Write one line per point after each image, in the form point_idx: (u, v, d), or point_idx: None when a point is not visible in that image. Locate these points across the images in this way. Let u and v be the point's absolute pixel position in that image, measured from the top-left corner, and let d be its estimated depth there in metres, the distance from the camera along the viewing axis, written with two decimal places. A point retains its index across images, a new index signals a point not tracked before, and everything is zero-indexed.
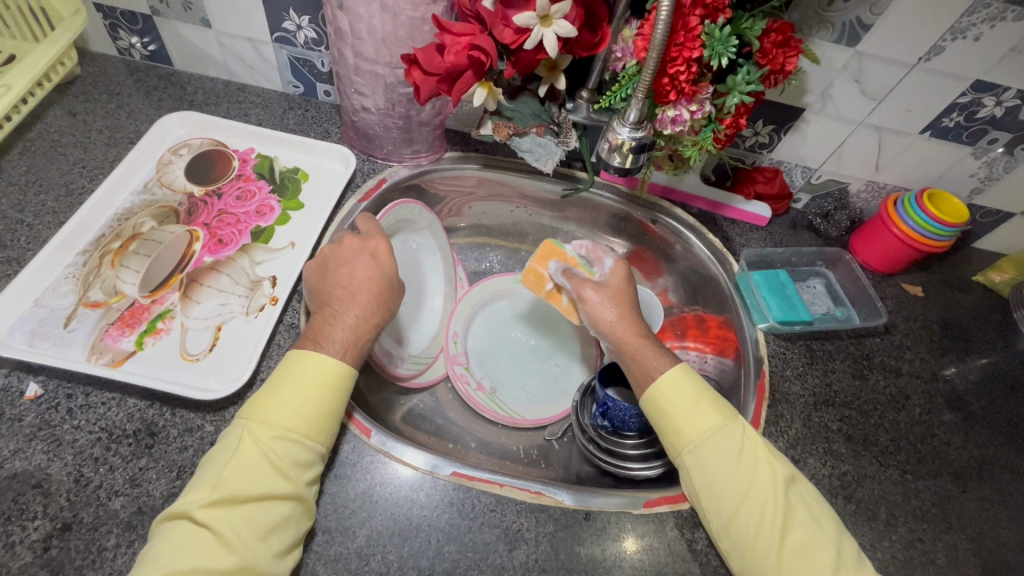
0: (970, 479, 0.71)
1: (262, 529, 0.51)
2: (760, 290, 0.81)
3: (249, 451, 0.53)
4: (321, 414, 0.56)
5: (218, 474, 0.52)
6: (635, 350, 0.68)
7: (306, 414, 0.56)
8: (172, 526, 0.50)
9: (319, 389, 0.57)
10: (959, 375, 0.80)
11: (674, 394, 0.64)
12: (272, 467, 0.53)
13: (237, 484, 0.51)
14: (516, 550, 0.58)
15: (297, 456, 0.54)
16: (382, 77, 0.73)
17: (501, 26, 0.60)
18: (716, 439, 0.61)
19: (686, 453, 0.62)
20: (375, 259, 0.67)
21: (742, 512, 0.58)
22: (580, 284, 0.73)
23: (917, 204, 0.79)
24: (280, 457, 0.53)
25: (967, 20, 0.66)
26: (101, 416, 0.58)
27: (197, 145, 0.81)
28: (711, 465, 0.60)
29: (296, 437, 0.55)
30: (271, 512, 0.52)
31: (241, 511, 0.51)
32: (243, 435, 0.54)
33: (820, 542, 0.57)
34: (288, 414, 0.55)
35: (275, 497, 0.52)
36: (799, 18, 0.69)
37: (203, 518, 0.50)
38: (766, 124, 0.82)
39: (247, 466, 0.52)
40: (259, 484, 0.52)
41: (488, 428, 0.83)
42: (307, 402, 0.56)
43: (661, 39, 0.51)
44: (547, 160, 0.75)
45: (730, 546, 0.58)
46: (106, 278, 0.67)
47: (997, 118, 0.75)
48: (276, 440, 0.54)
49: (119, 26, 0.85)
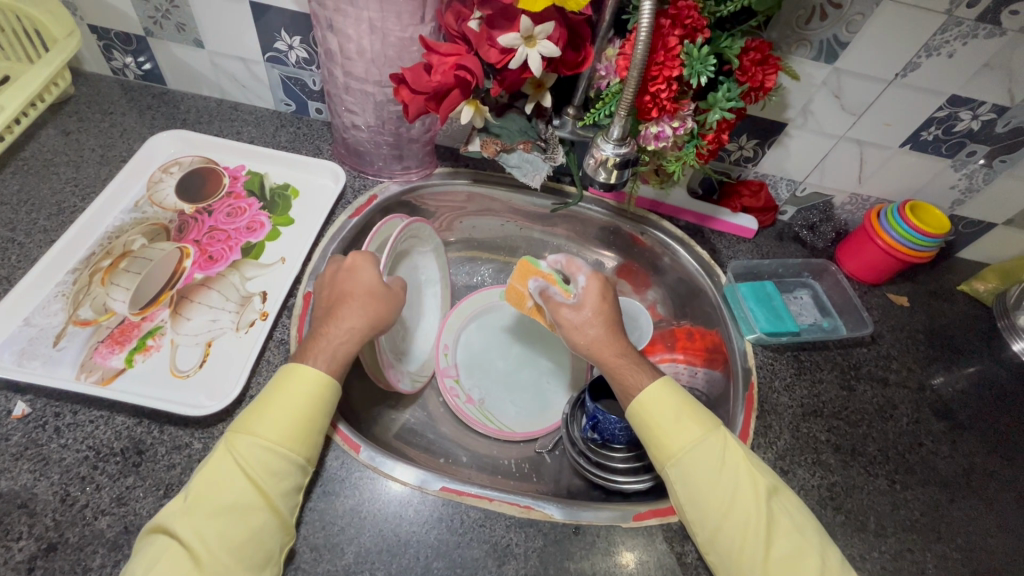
0: (958, 488, 0.71)
1: (232, 541, 0.50)
2: (748, 301, 0.82)
3: (227, 462, 0.54)
4: (298, 424, 0.56)
5: (194, 483, 0.53)
6: (613, 371, 0.69)
7: (282, 423, 0.56)
8: (153, 534, 0.51)
9: (297, 398, 0.57)
10: (946, 384, 0.80)
11: (657, 408, 0.64)
12: (247, 479, 0.53)
13: (213, 494, 0.52)
14: (505, 565, 0.58)
15: (271, 466, 0.54)
16: (372, 95, 0.74)
17: (486, 46, 0.61)
18: (699, 451, 0.62)
19: (670, 466, 0.62)
20: (352, 271, 0.67)
21: (726, 524, 0.58)
22: (554, 306, 0.73)
23: (900, 216, 0.80)
24: (253, 466, 0.53)
25: (941, 37, 0.68)
26: (89, 435, 0.58)
27: (188, 162, 0.82)
28: (693, 477, 0.61)
29: (272, 446, 0.54)
30: (241, 523, 0.51)
31: (212, 522, 0.51)
32: (222, 445, 0.55)
33: (803, 552, 0.57)
34: (264, 424, 0.56)
35: (246, 507, 0.52)
36: (779, 36, 0.71)
37: (177, 525, 0.50)
38: (750, 138, 0.83)
39: (222, 475, 0.53)
40: (231, 493, 0.52)
41: (479, 441, 0.84)
42: (285, 412, 0.56)
43: (642, 58, 0.52)
44: (535, 175, 0.76)
45: (717, 558, 0.59)
46: (96, 296, 0.67)
47: (974, 131, 0.77)
48: (249, 448, 0.54)
49: (113, 47, 0.86)
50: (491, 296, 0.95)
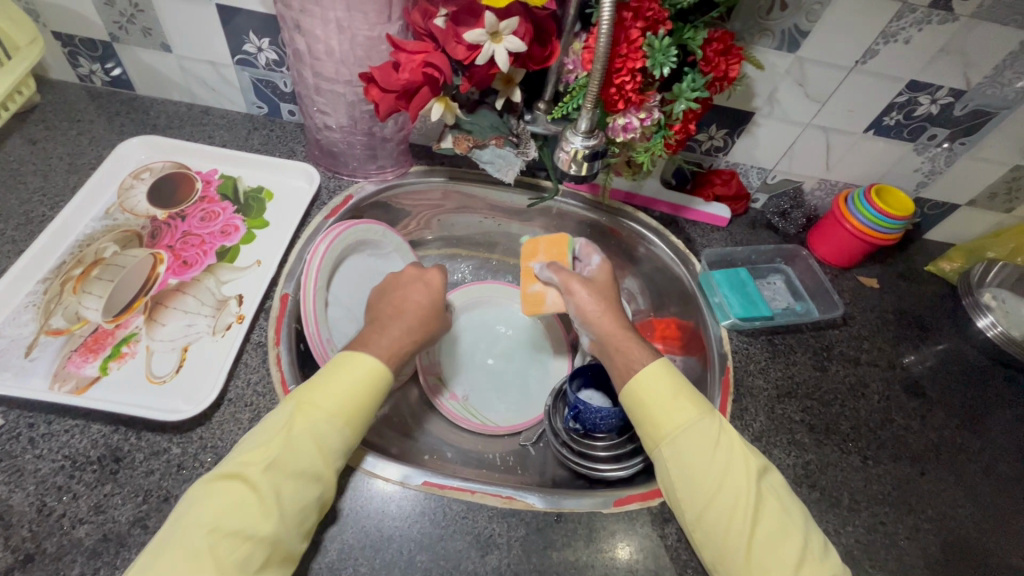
0: (928, 461, 0.73)
1: (296, 504, 0.52)
2: (721, 288, 0.84)
3: (299, 428, 0.55)
4: (359, 407, 0.58)
5: (264, 446, 0.53)
6: (621, 342, 0.71)
7: (348, 403, 0.58)
8: (214, 485, 0.51)
9: (362, 383, 0.59)
10: (917, 361, 0.83)
11: (654, 388, 0.66)
12: (317, 449, 0.54)
13: (286, 457, 0.53)
14: (488, 555, 0.59)
15: (335, 442, 0.56)
16: (343, 95, 0.75)
17: (453, 43, 0.61)
18: (694, 432, 0.63)
19: (663, 445, 0.63)
20: (426, 288, 0.74)
21: (715, 502, 0.59)
22: (565, 277, 0.77)
23: (866, 200, 0.83)
24: (320, 440, 0.55)
25: (896, 24, 0.70)
26: (64, 444, 0.57)
27: (159, 168, 0.81)
28: (685, 456, 0.62)
29: (337, 424, 0.56)
30: (304, 491, 0.52)
31: (281, 482, 0.52)
32: (292, 415, 0.56)
33: (787, 531, 0.58)
34: (332, 398, 0.57)
35: (309, 478, 0.53)
36: (741, 27, 0.72)
37: (249, 478, 0.51)
38: (719, 127, 0.85)
39: (294, 442, 0.54)
40: (301, 462, 0.53)
41: (464, 437, 0.84)
42: (350, 393, 0.58)
43: (604, 51, 0.53)
44: (507, 170, 0.78)
45: (703, 536, 0.59)
46: (68, 304, 0.66)
47: (934, 115, 0.79)
48: (318, 422, 0.55)
49: (79, 53, 0.85)
50: (473, 292, 0.95)
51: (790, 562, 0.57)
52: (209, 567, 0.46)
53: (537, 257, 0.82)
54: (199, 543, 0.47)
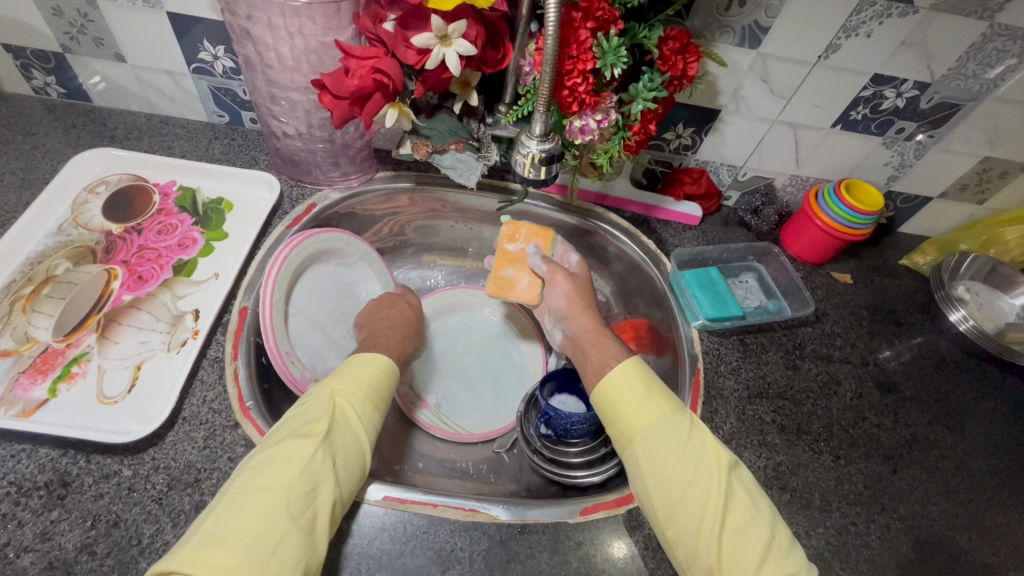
0: (901, 458, 0.73)
1: (345, 477, 0.55)
2: (691, 288, 0.83)
3: (337, 411, 0.58)
4: (384, 393, 0.63)
5: (312, 427, 0.55)
6: (594, 337, 0.73)
7: (376, 390, 0.63)
8: (264, 460, 0.53)
9: (385, 373, 0.65)
10: (890, 357, 0.82)
11: (626, 385, 0.65)
12: (355, 429, 0.58)
13: (332, 432, 0.56)
14: (450, 570, 0.58)
15: (370, 423, 0.60)
16: (299, 103, 0.73)
17: (402, 47, 0.60)
18: (666, 428, 0.62)
19: (636, 443, 0.62)
20: (410, 305, 0.83)
21: (687, 499, 0.58)
22: (552, 269, 0.78)
23: (836, 196, 0.82)
24: (359, 420, 0.59)
25: (856, 18, 0.69)
26: (10, 470, 0.56)
27: (115, 181, 0.80)
28: (659, 453, 0.61)
29: (370, 407, 0.61)
30: (349, 467, 0.56)
31: (332, 454, 0.54)
32: (331, 398, 0.59)
33: (756, 524, 0.57)
34: (362, 383, 0.62)
35: (355, 455, 0.57)
36: (701, 24, 0.71)
37: (305, 449, 0.53)
38: (686, 126, 0.84)
39: (338, 422, 0.57)
40: (347, 439, 0.57)
41: (435, 445, 0.83)
42: (377, 380, 0.63)
43: (552, 53, 0.52)
44: (469, 175, 0.77)
45: (676, 534, 0.58)
46: (17, 325, 0.64)
47: (900, 108, 0.79)
48: (355, 404, 0.60)
49: (31, 65, 0.83)
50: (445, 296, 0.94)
51: (759, 555, 0.56)
52: (280, 526, 0.48)
53: (518, 241, 0.81)
54: (263, 507, 0.49)
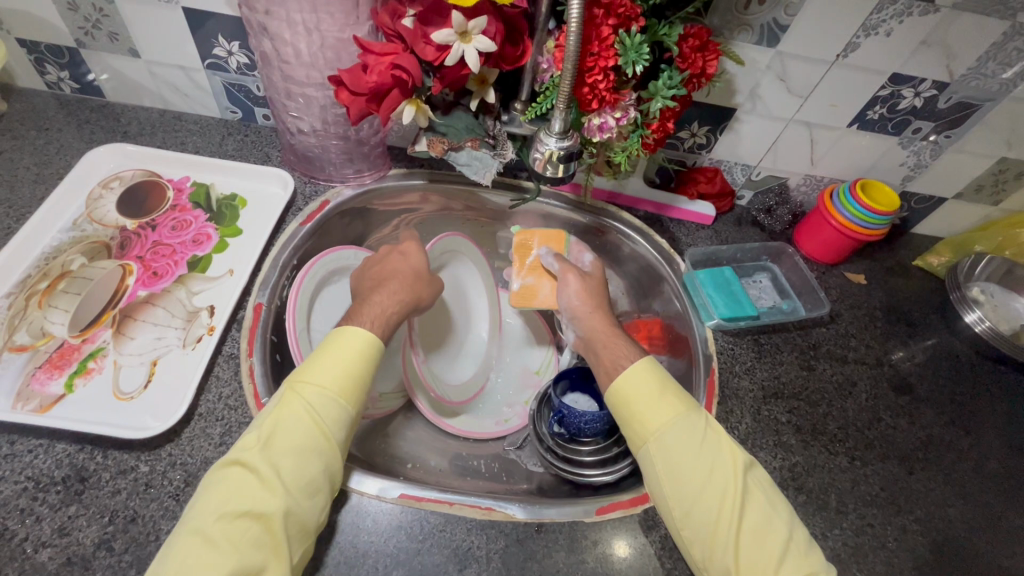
0: (916, 460, 0.72)
1: (300, 477, 0.53)
2: (705, 288, 0.83)
3: (292, 404, 0.56)
4: (352, 379, 0.59)
5: (263, 430, 0.55)
6: (608, 338, 0.71)
7: (340, 377, 0.58)
8: (220, 469, 0.53)
9: (352, 355, 0.60)
10: (904, 358, 0.82)
11: (640, 382, 0.64)
12: (312, 421, 0.55)
13: (279, 433, 0.54)
14: (467, 569, 0.57)
15: (332, 414, 0.56)
16: (314, 99, 0.73)
17: (422, 44, 0.59)
18: (659, 430, 0.61)
19: (651, 442, 0.61)
20: (404, 255, 0.76)
21: (703, 499, 0.58)
22: (565, 267, 0.78)
23: (852, 196, 0.81)
24: (318, 413, 0.56)
25: (877, 16, 0.68)
26: (27, 465, 0.55)
27: (129, 177, 0.80)
28: (674, 452, 0.60)
29: (334, 397, 0.57)
30: (308, 465, 0.53)
31: (282, 456, 0.53)
32: (289, 395, 0.57)
33: (773, 525, 0.57)
34: (319, 369, 0.58)
35: (314, 451, 0.54)
36: (720, 22, 0.71)
37: (247, 455, 0.53)
38: (701, 125, 0.83)
39: (288, 420, 0.55)
40: (300, 437, 0.54)
41: (446, 442, 0.83)
42: (340, 365, 0.59)
43: (574, 50, 0.51)
44: (485, 172, 0.76)
45: (691, 534, 0.58)
46: (33, 320, 0.64)
47: (918, 108, 0.78)
48: (315, 396, 0.57)
49: (45, 60, 0.83)
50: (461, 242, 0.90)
51: (775, 555, 0.55)
52: (224, 538, 0.49)
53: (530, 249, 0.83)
54: (209, 518, 0.50)
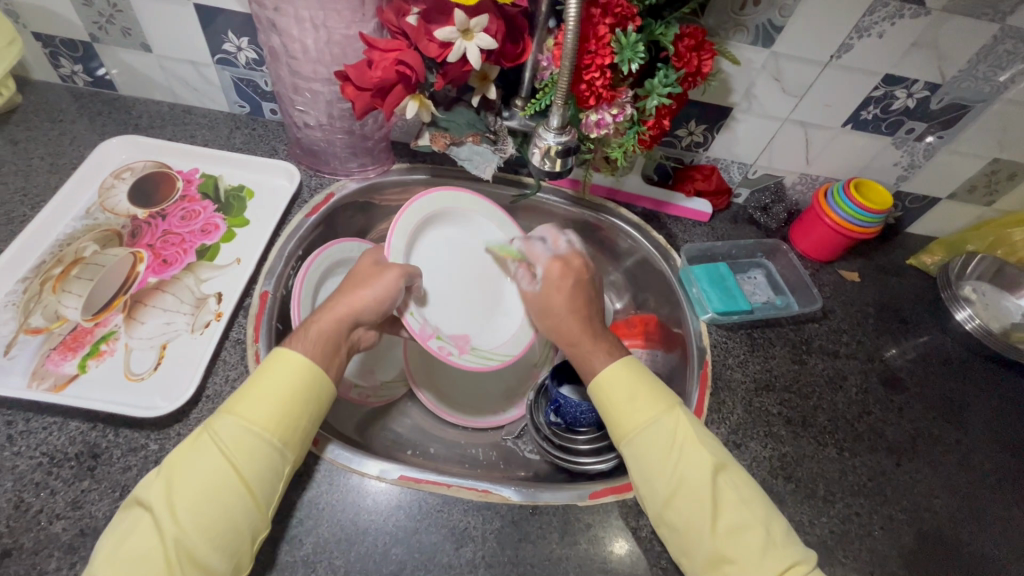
0: (904, 452, 0.74)
1: (200, 521, 0.49)
2: (701, 282, 0.84)
3: (208, 437, 0.53)
4: (277, 411, 0.54)
5: (172, 465, 0.52)
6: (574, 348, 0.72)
7: (265, 411, 0.54)
8: (132, 506, 0.51)
9: (282, 385, 0.55)
10: (895, 354, 0.84)
11: (617, 383, 0.66)
12: (220, 458, 0.51)
13: (183, 470, 0.51)
14: (464, 547, 0.59)
15: (247, 451, 0.52)
16: (321, 93, 0.75)
17: (425, 41, 0.61)
18: (637, 428, 0.64)
19: (628, 439, 0.64)
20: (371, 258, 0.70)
21: (678, 495, 0.59)
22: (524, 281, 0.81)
23: (845, 195, 0.83)
24: (231, 448, 0.52)
25: (869, 18, 0.70)
26: (42, 441, 0.58)
27: (140, 167, 0.82)
28: (649, 450, 0.62)
29: (253, 430, 0.53)
30: (210, 507, 0.49)
31: (183, 502, 0.49)
32: (208, 428, 0.53)
33: (749, 524, 0.58)
34: (244, 400, 0.54)
35: (220, 492, 0.50)
36: (716, 22, 0.72)
37: (150, 492, 0.50)
38: (698, 123, 0.85)
39: (197, 456, 0.51)
40: (207, 473, 0.50)
41: (445, 430, 0.85)
42: (265, 397, 0.54)
43: (571, 48, 0.53)
44: (485, 167, 0.78)
45: (668, 528, 0.60)
46: (47, 303, 0.66)
47: (910, 109, 0.80)
48: (232, 430, 0.53)
49: (60, 54, 0.85)
50: (452, 198, 0.82)
51: (752, 551, 0.57)
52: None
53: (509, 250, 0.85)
54: (109, 557, 0.48)
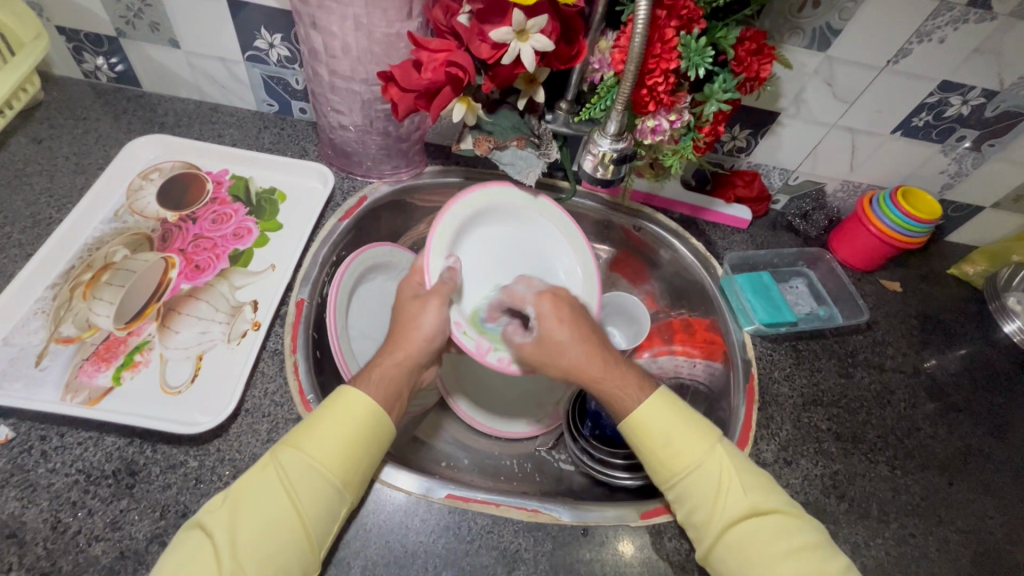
0: (956, 471, 0.72)
1: (257, 556, 0.47)
2: (745, 292, 0.82)
3: (273, 468, 0.52)
4: (342, 449, 0.53)
5: (236, 492, 0.51)
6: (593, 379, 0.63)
7: (331, 449, 0.53)
8: (189, 529, 0.50)
9: (348, 423, 0.54)
10: (940, 367, 0.82)
11: (660, 420, 0.61)
12: (282, 492, 0.50)
13: (246, 500, 0.50)
14: (515, 570, 0.57)
15: (311, 487, 0.51)
16: (359, 94, 0.72)
17: (477, 41, 0.59)
18: (684, 467, 0.59)
19: (674, 476, 0.60)
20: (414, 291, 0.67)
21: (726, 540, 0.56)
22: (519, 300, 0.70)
23: (892, 203, 0.81)
24: (294, 483, 0.51)
25: (932, 23, 0.68)
26: (78, 457, 0.55)
27: (168, 168, 0.79)
28: (695, 492, 0.58)
29: (318, 467, 0.52)
30: (267, 542, 0.48)
31: (244, 537, 0.48)
32: (274, 457, 0.53)
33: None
34: (309, 434, 0.53)
35: (280, 526, 0.49)
36: (771, 24, 0.70)
37: (210, 519, 0.49)
38: (743, 128, 0.83)
39: (261, 486, 0.50)
40: (270, 507, 0.49)
41: (479, 441, 0.83)
42: (331, 433, 0.53)
43: (638, 51, 0.51)
44: (529, 172, 0.74)
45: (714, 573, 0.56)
46: (78, 311, 0.64)
47: (964, 116, 0.77)
48: (297, 464, 0.51)
49: (84, 48, 0.82)
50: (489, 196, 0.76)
51: None
52: None
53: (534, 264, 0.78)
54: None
